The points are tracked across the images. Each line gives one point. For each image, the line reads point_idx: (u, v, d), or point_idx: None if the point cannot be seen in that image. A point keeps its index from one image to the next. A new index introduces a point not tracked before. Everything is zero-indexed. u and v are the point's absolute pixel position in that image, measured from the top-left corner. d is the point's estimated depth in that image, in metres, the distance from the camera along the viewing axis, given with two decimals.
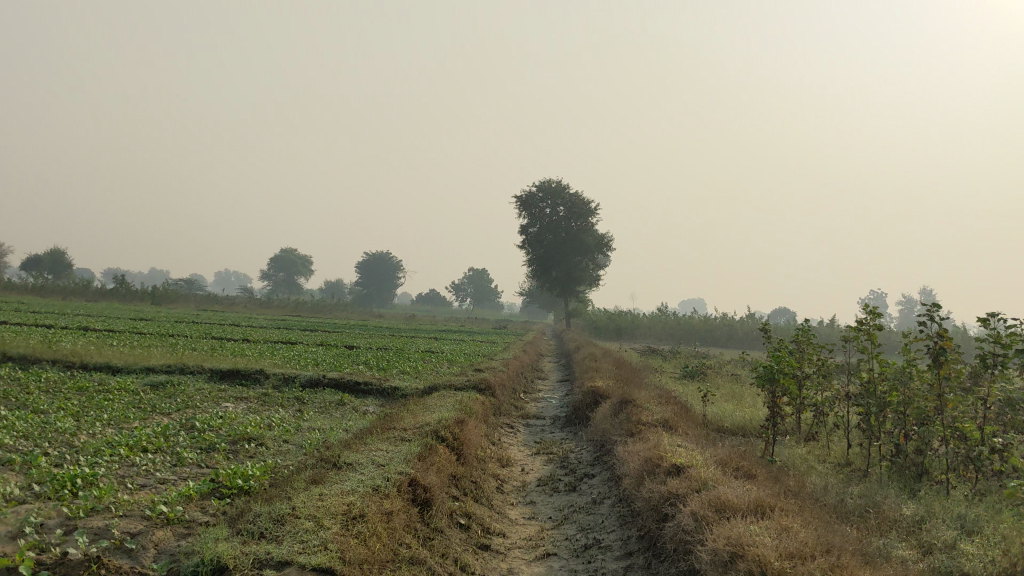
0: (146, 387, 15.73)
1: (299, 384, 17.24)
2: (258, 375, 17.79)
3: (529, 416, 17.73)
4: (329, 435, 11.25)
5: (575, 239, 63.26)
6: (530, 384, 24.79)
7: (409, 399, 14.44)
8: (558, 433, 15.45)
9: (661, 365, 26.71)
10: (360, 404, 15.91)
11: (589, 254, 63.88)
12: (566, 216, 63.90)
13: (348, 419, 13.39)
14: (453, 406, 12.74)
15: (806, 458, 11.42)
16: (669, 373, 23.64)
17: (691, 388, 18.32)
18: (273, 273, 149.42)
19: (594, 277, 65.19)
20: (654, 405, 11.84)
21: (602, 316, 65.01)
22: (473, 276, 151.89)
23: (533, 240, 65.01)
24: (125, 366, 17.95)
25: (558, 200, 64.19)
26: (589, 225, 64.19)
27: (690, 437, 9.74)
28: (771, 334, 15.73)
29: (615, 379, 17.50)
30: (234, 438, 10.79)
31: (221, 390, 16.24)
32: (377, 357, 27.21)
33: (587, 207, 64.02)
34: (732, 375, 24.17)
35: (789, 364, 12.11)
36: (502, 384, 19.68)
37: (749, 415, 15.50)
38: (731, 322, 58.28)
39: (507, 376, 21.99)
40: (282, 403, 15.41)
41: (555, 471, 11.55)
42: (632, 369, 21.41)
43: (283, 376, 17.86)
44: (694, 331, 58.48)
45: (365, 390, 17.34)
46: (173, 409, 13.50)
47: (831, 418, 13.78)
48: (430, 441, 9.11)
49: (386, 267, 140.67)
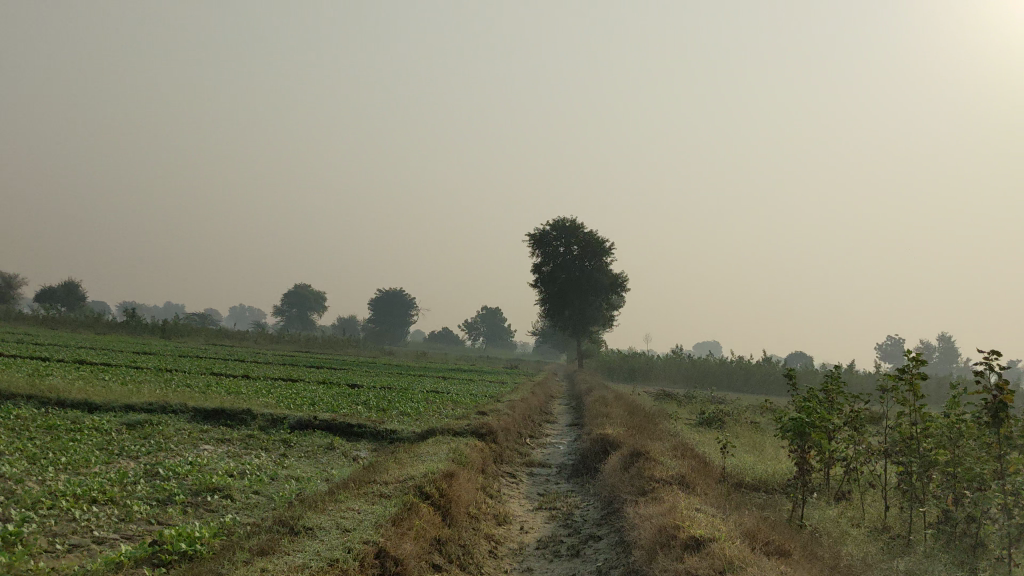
0: (120, 428, 14.58)
1: (287, 426, 16.09)
2: (245, 415, 16.62)
3: (534, 464, 16.48)
4: (305, 487, 10.08)
5: (588, 279, 62.14)
6: (537, 428, 23.55)
7: (401, 447, 13.26)
8: (564, 484, 14.20)
9: (677, 411, 25.42)
10: (350, 449, 14.74)
11: (603, 294, 62.69)
12: (579, 255, 62.81)
13: (333, 467, 12.22)
14: (447, 455, 11.56)
15: (838, 522, 10.21)
16: (684, 420, 22.34)
17: (708, 437, 17.04)
18: (285, 308, 148.84)
19: (607, 318, 63.92)
20: (668, 459, 10.64)
21: (615, 357, 63.63)
22: (486, 314, 150.73)
23: (546, 279, 63.91)
24: (103, 403, 16.82)
25: (572, 239, 63.17)
26: (603, 265, 63.07)
27: (710, 500, 8.53)
28: (796, 380, 14.52)
29: (627, 426, 16.28)
30: (197, 489, 9.64)
31: (202, 432, 15.08)
32: (378, 397, 26.01)
33: (601, 246, 62.95)
34: (752, 422, 22.84)
35: (820, 415, 10.91)
36: (506, 429, 18.47)
37: (772, 470, 14.25)
38: (747, 366, 56.88)
39: (513, 420, 20.73)
40: (265, 448, 14.25)
41: (558, 531, 10.33)
42: (645, 416, 20.16)
43: (271, 417, 16.70)
44: (709, 373, 57.11)
45: (358, 434, 16.18)
46: (143, 453, 12.37)
47: (863, 474, 12.51)
48: (412, 499, 7.95)
49: (399, 303, 139.80)
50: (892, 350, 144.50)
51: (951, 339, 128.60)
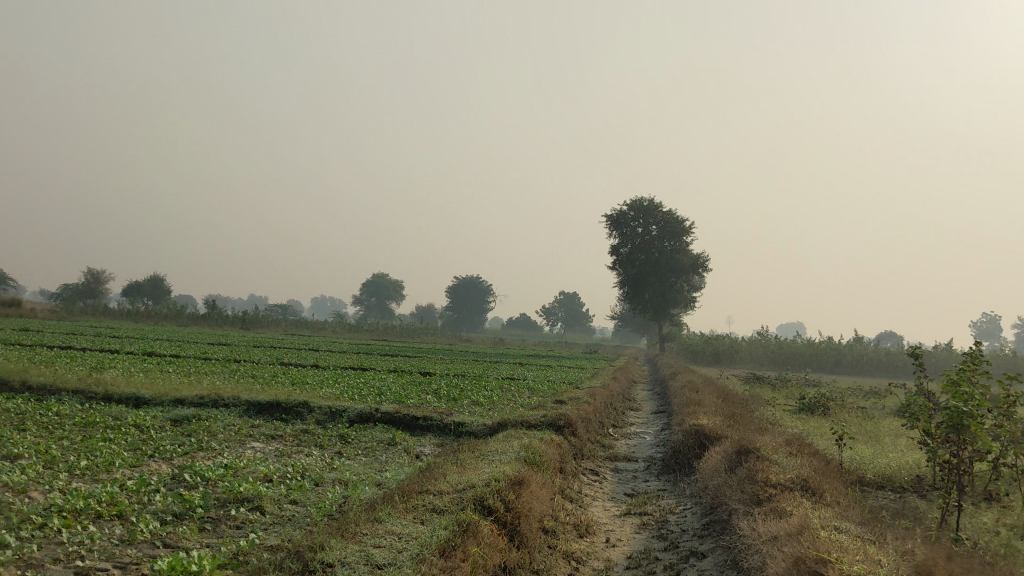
0: (164, 425, 13.29)
1: (346, 419, 14.67)
2: (301, 407, 15.25)
3: (619, 458, 14.76)
4: (348, 496, 8.55)
5: (668, 260, 59.97)
6: (621, 417, 21.83)
7: (467, 443, 11.72)
8: (653, 482, 12.49)
9: (773, 396, 23.40)
10: (414, 445, 13.27)
11: (684, 275, 60.38)
12: (658, 236, 60.66)
13: (391, 468, 10.69)
14: (516, 454, 9.92)
15: (999, 533, 8.24)
16: (782, 407, 20.34)
17: (817, 427, 15.08)
18: (365, 298, 149.67)
19: (690, 299, 61.55)
20: (783, 458, 8.83)
21: (698, 340, 61.41)
22: (564, 299, 149.00)
23: (624, 261, 61.97)
24: (152, 396, 15.60)
25: (650, 219, 61.10)
26: (684, 245, 60.75)
27: (844, 516, 6.74)
28: (922, 358, 12.45)
29: (725, 415, 14.47)
30: (225, 498, 8.21)
31: (253, 428, 13.73)
32: (450, 385, 24.56)
33: (681, 225, 60.63)
34: (859, 408, 20.70)
35: (978, 402, 8.93)
36: (587, 419, 16.79)
37: (896, 464, 12.29)
38: (839, 347, 54.09)
39: (593, 408, 19.03)
40: (318, 446, 12.86)
41: (651, 543, 8.64)
42: (740, 403, 18.29)
43: (329, 408, 15.30)
44: (798, 355, 54.54)
45: (424, 427, 14.68)
46: (180, 453, 11.04)
47: (1012, 472, 10.46)
48: (469, 517, 6.34)
49: (477, 290, 139.10)
50: (989, 328, 138.27)
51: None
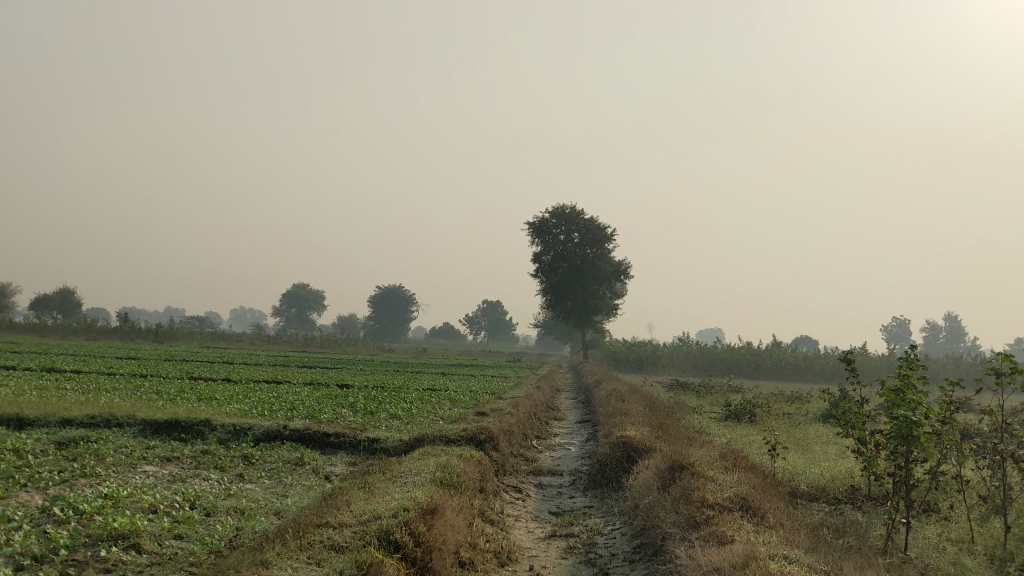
0: (45, 449, 12.07)
1: (251, 439, 13.63)
2: (202, 426, 14.15)
3: (542, 473, 14.04)
4: (243, 529, 7.61)
5: (590, 267, 59.73)
6: (545, 428, 21.13)
7: (379, 463, 10.85)
8: (579, 498, 11.81)
9: (699, 403, 22.99)
10: (324, 465, 12.33)
11: (607, 282, 60.24)
12: (580, 243, 60.42)
13: (295, 492, 9.76)
14: (432, 475, 9.12)
15: (947, 552, 7.75)
16: (708, 414, 19.89)
17: (747, 436, 14.60)
18: (285, 309, 146.82)
19: (612, 307, 61.43)
20: (719, 474, 8.20)
21: (621, 347, 61.32)
22: (488, 307, 148.43)
23: (547, 268, 61.57)
24: (36, 417, 14.29)
25: (572, 227, 60.83)
26: (606, 252, 60.63)
27: (789, 543, 6.12)
28: (855, 362, 12.02)
29: (653, 426, 13.90)
30: (99, 535, 7.19)
31: (147, 450, 12.61)
32: (367, 398, 23.56)
33: (603, 233, 60.45)
34: (785, 414, 20.38)
35: (927, 411, 8.43)
36: (509, 431, 16.05)
37: (829, 473, 11.82)
38: (758, 351, 54.45)
39: (516, 420, 18.29)
40: (218, 470, 11.83)
41: (579, 569, 7.93)
42: (666, 411, 17.76)
43: (234, 427, 14.21)
44: (719, 360, 54.76)
45: (336, 445, 13.72)
46: (58, 480, 9.90)
47: (950, 481, 10.03)
48: (374, 559, 5.52)
49: (400, 300, 137.60)
50: (900, 332, 141.92)
51: (960, 319, 126.53)
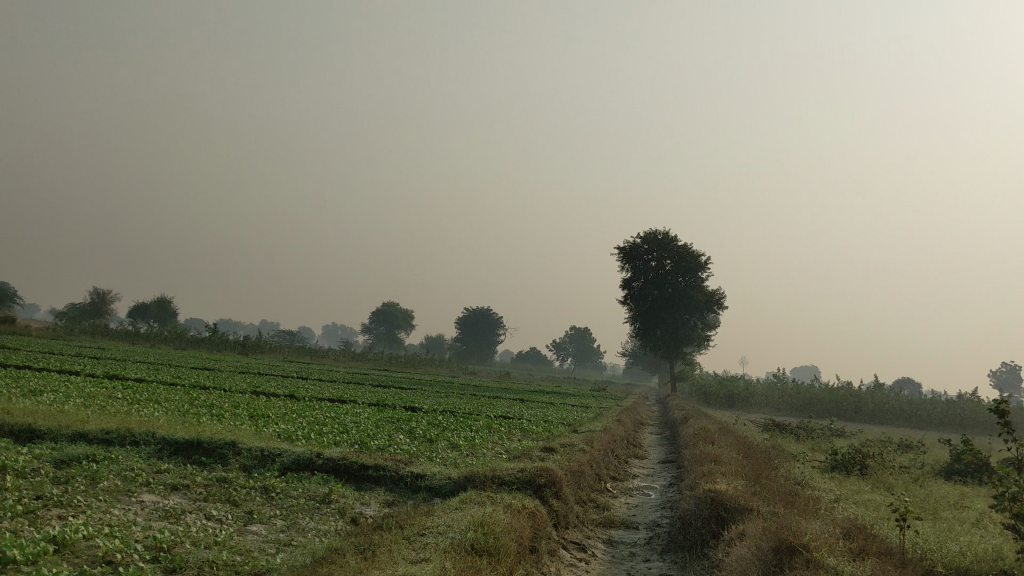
0: (39, 468, 10.52)
1: (278, 467, 11.88)
2: (228, 448, 12.44)
3: (614, 527, 11.86)
4: None
5: (681, 296, 57.09)
6: (623, 467, 18.92)
7: (410, 512, 8.91)
8: (657, 564, 9.67)
9: (799, 449, 20.50)
10: (353, 506, 10.41)
11: (699, 312, 57.43)
12: (672, 271, 57.87)
13: (301, 545, 7.88)
14: (464, 536, 7.17)
15: None
16: (810, 464, 17.44)
17: (864, 504, 12.17)
18: (374, 327, 147.33)
19: (703, 338, 58.55)
20: (844, 563, 6.04)
21: (711, 381, 58.35)
22: (575, 334, 146.15)
23: (636, 295, 59.17)
24: (50, 430, 12.77)
25: (665, 253, 58.37)
26: (699, 281, 57.89)
27: None
28: (1006, 411, 9.62)
29: (750, 481, 11.68)
30: None
31: (157, 476, 10.93)
32: (430, 423, 21.68)
33: (697, 260, 57.74)
34: (899, 468, 17.76)
35: None
36: (580, 472, 13.99)
37: (971, 552, 9.38)
38: (859, 394, 51.01)
39: (589, 457, 16.17)
40: (229, 505, 10.03)
41: None
42: (762, 458, 15.41)
43: (261, 450, 12.48)
44: (816, 401, 51.54)
45: (374, 480, 11.84)
46: (22, 511, 8.25)
47: None
48: None
49: (488, 322, 136.52)
50: (1008, 379, 134.28)
51: None
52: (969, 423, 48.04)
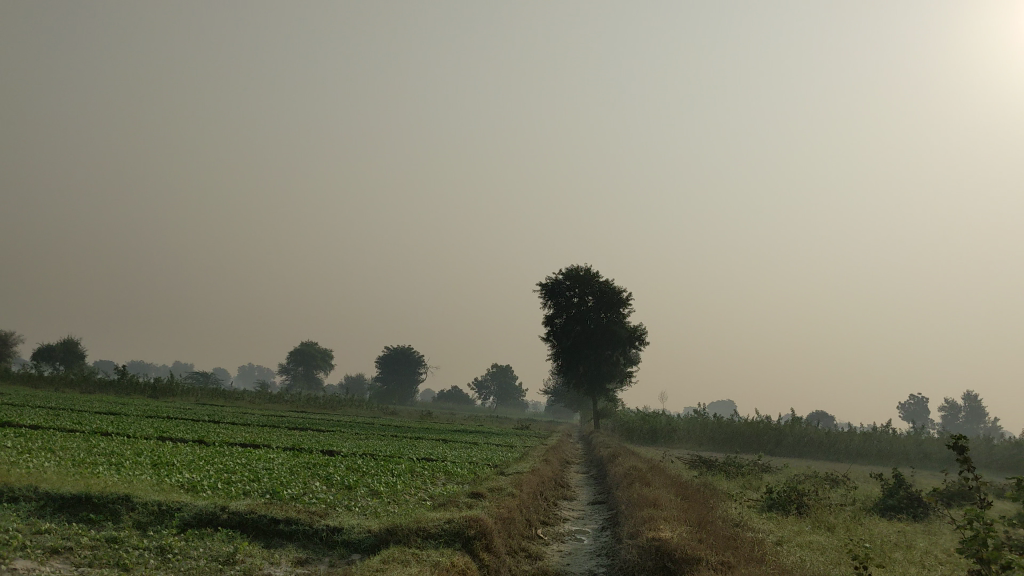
0: None
1: (178, 524, 10.69)
2: (121, 503, 11.18)
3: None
4: None
5: (603, 332, 56.80)
6: (552, 510, 18.04)
7: None
8: None
9: (731, 487, 19.93)
10: (260, 569, 9.32)
11: (621, 348, 57.17)
12: (594, 306, 57.60)
13: None
14: None
15: None
16: (746, 503, 16.85)
17: (811, 550, 11.55)
18: (292, 367, 144.02)
19: (625, 374, 58.24)
20: None
21: (635, 417, 57.98)
22: (498, 371, 145.35)
23: (559, 331, 58.67)
24: None
25: (587, 290, 58.13)
26: (621, 317, 57.73)
27: None
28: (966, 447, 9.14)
29: (693, 527, 10.97)
30: None
31: (36, 539, 9.64)
32: (349, 468, 20.47)
33: (619, 296, 57.60)
34: (835, 505, 17.32)
35: None
36: (511, 519, 13.11)
37: None
38: (779, 427, 51.18)
39: (517, 502, 15.27)
40: (119, 571, 8.85)
41: None
42: (698, 500, 14.72)
43: (159, 504, 11.26)
44: (738, 435, 51.56)
45: (286, 536, 10.76)
46: None
47: None
48: None
49: (409, 360, 134.79)
50: (917, 411, 137.66)
51: (980, 401, 123.25)
52: (887, 455, 48.52)
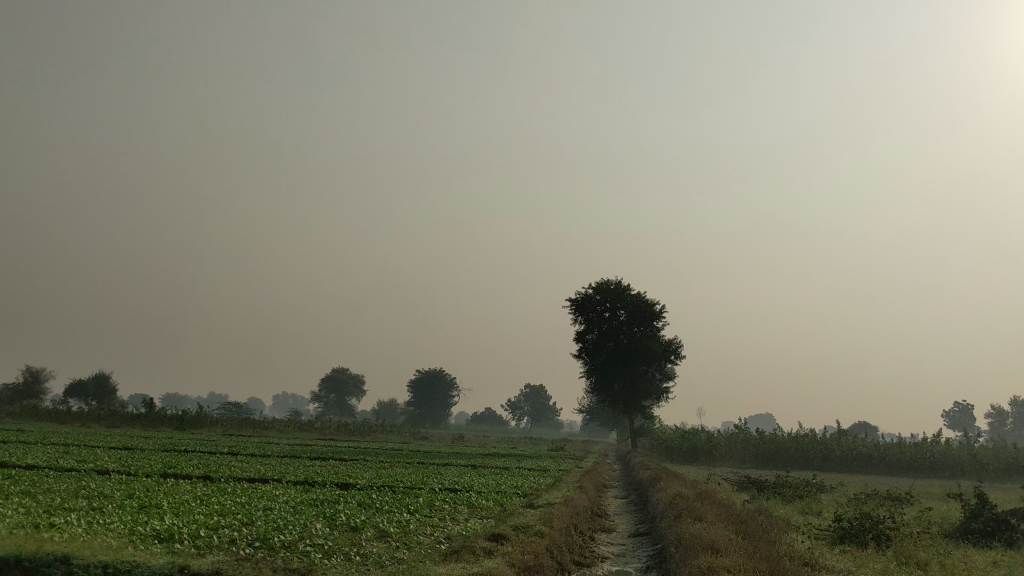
0: None
1: None
2: (62, 567, 9.22)
3: None
4: None
5: (638, 346, 54.55)
6: (588, 546, 15.85)
7: None
8: None
9: (789, 513, 17.67)
10: None
11: (656, 363, 54.81)
12: (627, 321, 55.39)
13: None
14: None
15: None
16: (813, 534, 14.53)
17: None
18: (324, 394, 142.54)
19: (662, 391, 55.78)
20: None
21: (673, 435, 55.47)
22: (531, 393, 143.31)
23: (590, 349, 56.41)
24: None
25: (618, 303, 55.93)
26: (654, 331, 55.44)
27: None
28: None
29: None
30: None
31: None
32: (361, 505, 18.40)
33: (652, 309, 55.41)
34: (913, 532, 15.01)
35: None
36: (537, 567, 10.93)
37: None
38: (825, 441, 48.50)
39: (548, 542, 13.05)
40: None
41: None
42: (762, 534, 12.48)
43: (105, 566, 9.26)
44: (781, 450, 48.95)
45: None
46: None
47: None
48: None
49: (442, 384, 133.01)
50: (961, 418, 133.26)
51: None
52: (940, 467, 45.71)
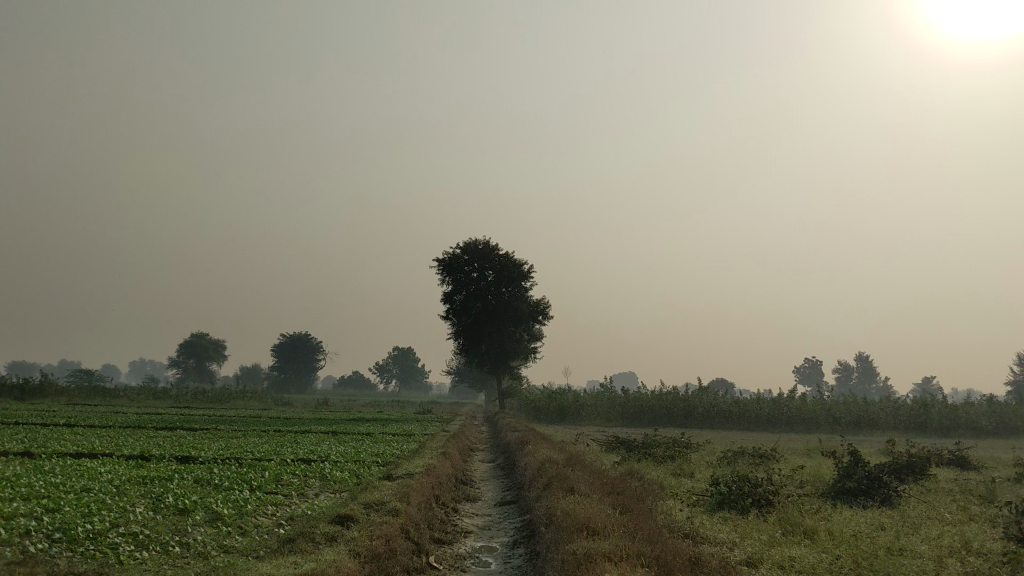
0: None
1: None
2: None
3: None
4: None
5: (506, 307, 53.45)
6: (449, 520, 14.50)
7: None
8: None
9: (662, 476, 16.83)
10: None
11: (523, 324, 54.02)
12: (494, 281, 54.28)
13: None
14: None
15: None
16: (689, 500, 13.57)
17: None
18: (183, 359, 136.64)
19: (529, 351, 55.04)
20: None
21: (540, 395, 54.91)
22: (398, 355, 141.34)
23: (457, 309, 55.07)
24: None
25: (486, 264, 54.63)
26: (522, 291, 54.66)
27: None
28: None
29: (653, 570, 7.53)
30: None
31: None
32: (195, 481, 16.40)
33: (519, 270, 54.63)
34: (790, 493, 14.26)
35: None
36: (388, 555, 9.45)
37: None
38: (688, 398, 48.69)
39: (402, 522, 11.52)
40: None
41: None
42: (640, 506, 11.31)
43: None
44: (645, 408, 48.96)
45: None
46: None
47: None
48: None
49: (307, 348, 129.35)
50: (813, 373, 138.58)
51: (871, 361, 125.50)
52: (797, 421, 46.59)
